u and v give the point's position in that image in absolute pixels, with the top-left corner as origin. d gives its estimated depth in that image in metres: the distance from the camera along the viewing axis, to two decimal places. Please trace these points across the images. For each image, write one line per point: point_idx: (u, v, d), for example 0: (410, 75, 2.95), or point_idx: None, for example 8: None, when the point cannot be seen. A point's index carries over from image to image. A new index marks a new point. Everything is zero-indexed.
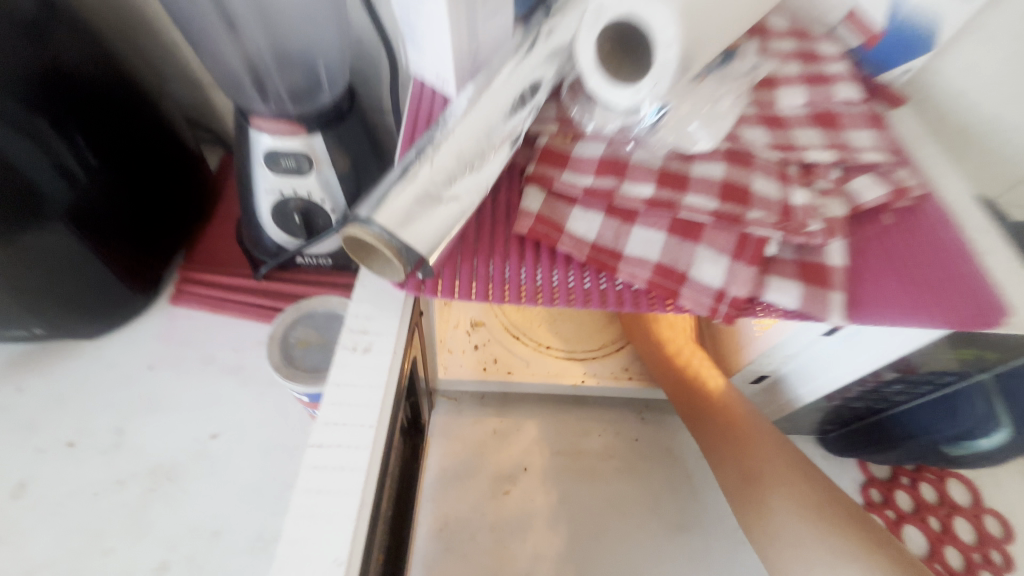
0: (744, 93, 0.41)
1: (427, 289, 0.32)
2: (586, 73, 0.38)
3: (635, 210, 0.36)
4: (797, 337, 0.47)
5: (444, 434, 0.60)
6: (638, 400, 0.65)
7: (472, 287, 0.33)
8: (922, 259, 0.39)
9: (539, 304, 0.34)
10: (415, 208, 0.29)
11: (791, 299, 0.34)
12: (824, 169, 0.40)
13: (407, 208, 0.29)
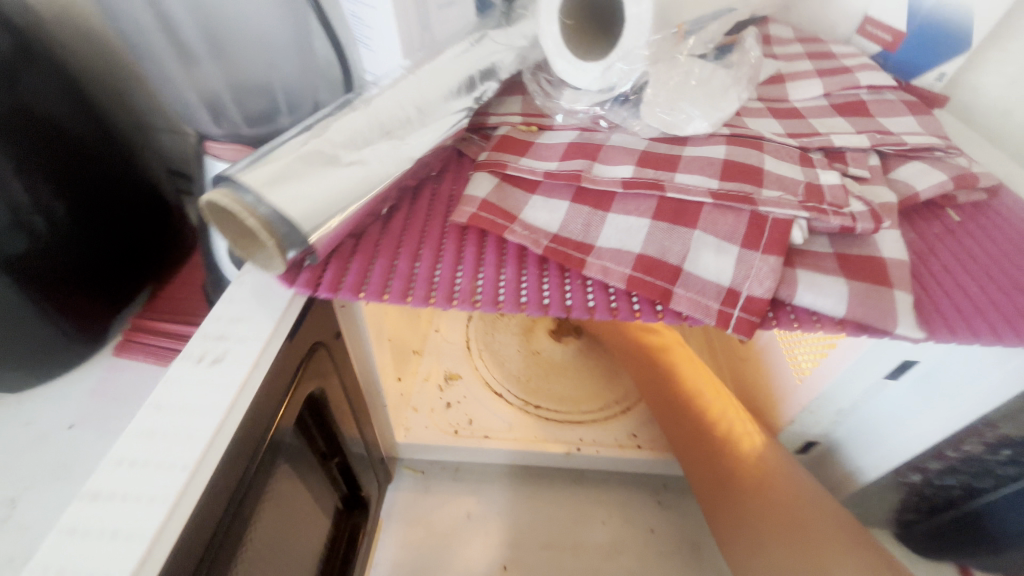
0: (746, 77, 0.35)
1: (319, 286, 0.24)
2: (552, 53, 0.31)
3: (611, 195, 0.28)
4: (843, 380, 0.36)
5: (403, 518, 0.47)
6: (653, 479, 0.51)
7: (384, 287, 0.25)
8: (1010, 260, 0.28)
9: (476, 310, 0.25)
10: (295, 166, 0.23)
11: (837, 301, 0.23)
12: (860, 155, 0.32)
13: (283, 166, 0.22)
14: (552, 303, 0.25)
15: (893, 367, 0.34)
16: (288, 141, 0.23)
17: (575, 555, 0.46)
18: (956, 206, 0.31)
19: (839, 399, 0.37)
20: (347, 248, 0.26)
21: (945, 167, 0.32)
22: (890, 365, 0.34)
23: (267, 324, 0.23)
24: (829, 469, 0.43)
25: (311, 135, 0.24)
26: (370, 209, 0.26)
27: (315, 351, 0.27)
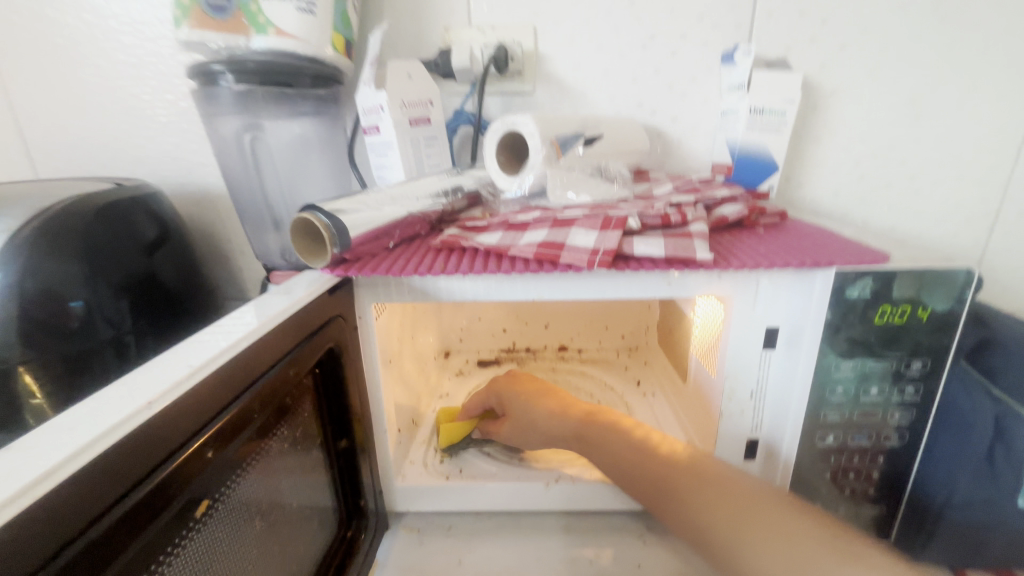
0: (617, 178, 0.56)
1: (352, 271, 0.41)
2: (495, 173, 0.54)
3: (527, 223, 0.45)
4: (739, 356, 0.46)
5: (396, 566, 0.49)
6: (636, 523, 0.54)
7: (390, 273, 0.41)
8: (791, 243, 0.44)
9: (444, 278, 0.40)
10: (344, 206, 0.42)
11: (658, 247, 0.39)
12: (693, 203, 0.50)
13: (339, 205, 0.41)
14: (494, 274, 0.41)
15: (764, 337, 0.45)
16: (344, 199, 0.44)
17: None
18: (760, 222, 0.48)
19: (745, 379, 0.47)
20: (366, 258, 0.43)
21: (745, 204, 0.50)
22: (761, 336, 0.45)
23: (318, 283, 0.39)
24: (777, 462, 0.48)
25: (354, 198, 0.44)
26: (381, 238, 0.43)
27: (336, 320, 0.40)
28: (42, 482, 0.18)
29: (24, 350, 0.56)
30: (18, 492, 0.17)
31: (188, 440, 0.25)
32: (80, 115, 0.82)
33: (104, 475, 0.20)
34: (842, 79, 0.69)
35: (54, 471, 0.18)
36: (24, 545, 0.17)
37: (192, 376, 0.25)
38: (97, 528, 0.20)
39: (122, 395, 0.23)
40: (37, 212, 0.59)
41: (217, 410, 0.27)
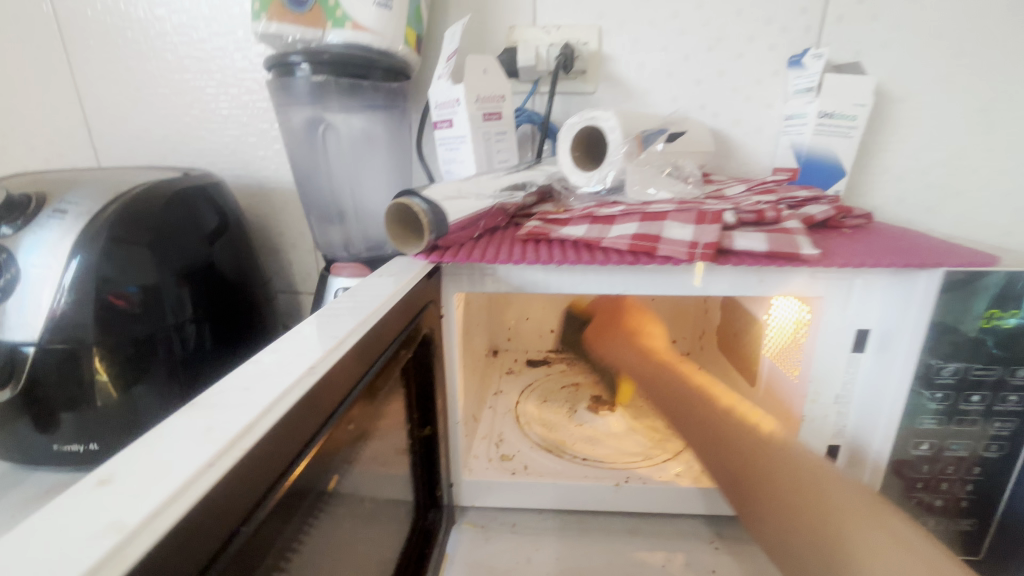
0: (691, 176, 0.56)
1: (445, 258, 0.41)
2: (568, 170, 0.54)
3: (613, 216, 0.45)
4: (827, 360, 0.45)
5: (465, 561, 0.49)
6: (706, 529, 0.53)
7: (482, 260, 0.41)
8: (886, 243, 0.43)
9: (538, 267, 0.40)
10: (436, 194, 0.42)
11: (759, 242, 0.38)
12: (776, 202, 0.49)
13: (432, 193, 0.42)
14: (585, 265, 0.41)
15: (855, 339, 0.44)
16: (433, 188, 0.44)
17: None
18: (847, 223, 0.47)
19: (831, 383, 0.46)
20: (455, 247, 0.43)
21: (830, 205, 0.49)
22: (852, 338, 0.44)
23: (415, 269, 0.39)
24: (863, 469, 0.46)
25: (442, 187, 0.44)
26: (470, 227, 0.43)
27: (429, 306, 0.39)
28: (257, 422, 0.17)
29: (98, 332, 0.57)
30: (240, 432, 0.17)
31: (343, 405, 0.24)
32: (144, 107, 0.84)
33: (296, 427, 0.19)
34: (914, 85, 0.67)
35: (249, 429, 0.17)
36: (245, 485, 0.16)
37: (343, 342, 0.25)
38: (286, 479, 0.19)
39: (271, 369, 0.21)
40: (116, 197, 0.60)
41: (359, 379, 0.26)
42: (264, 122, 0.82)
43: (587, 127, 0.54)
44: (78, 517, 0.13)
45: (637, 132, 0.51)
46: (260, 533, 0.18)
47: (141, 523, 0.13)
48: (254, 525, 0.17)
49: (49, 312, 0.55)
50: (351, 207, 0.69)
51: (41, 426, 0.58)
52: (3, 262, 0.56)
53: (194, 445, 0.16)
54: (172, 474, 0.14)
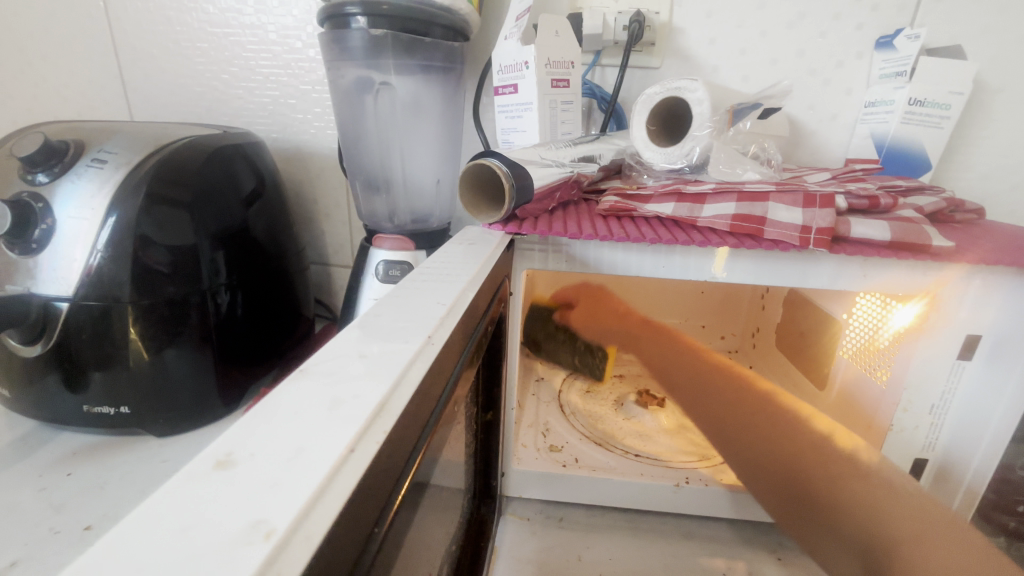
0: (775, 158, 0.51)
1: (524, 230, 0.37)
2: (643, 144, 0.49)
3: (704, 194, 0.41)
4: (930, 367, 0.41)
5: (514, 554, 0.46)
6: (767, 537, 0.49)
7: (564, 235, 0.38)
8: (1007, 242, 0.39)
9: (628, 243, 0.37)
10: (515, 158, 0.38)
11: (881, 230, 0.34)
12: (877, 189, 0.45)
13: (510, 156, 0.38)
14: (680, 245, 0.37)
15: (963, 345, 0.40)
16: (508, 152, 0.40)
17: None
18: (957, 217, 0.43)
19: (928, 391, 0.41)
20: (531, 219, 0.39)
21: (938, 196, 0.44)
22: (959, 344, 0.40)
23: (494, 240, 0.35)
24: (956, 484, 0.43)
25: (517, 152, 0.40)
26: (548, 197, 0.40)
27: (505, 282, 0.36)
28: (390, 398, 0.14)
29: (133, 291, 0.54)
30: (375, 411, 0.13)
31: (451, 383, 0.20)
32: (181, 62, 0.80)
33: (420, 407, 0.16)
34: (1015, 75, 0.62)
35: (385, 406, 0.13)
36: (384, 476, 0.13)
37: (451, 311, 0.21)
38: (411, 468, 0.15)
39: (389, 333, 0.18)
40: (155, 151, 0.57)
41: (462, 356, 0.22)
42: (305, 83, 0.79)
43: (671, 98, 0.49)
44: (199, 514, 0.10)
45: (727, 105, 0.47)
46: (387, 533, 0.14)
47: (290, 527, 0.09)
48: (387, 525, 0.13)
49: (84, 267, 0.53)
50: (397, 175, 0.65)
51: (70, 384, 0.56)
52: (37, 212, 0.53)
53: (325, 422, 0.12)
54: (310, 458, 0.11)
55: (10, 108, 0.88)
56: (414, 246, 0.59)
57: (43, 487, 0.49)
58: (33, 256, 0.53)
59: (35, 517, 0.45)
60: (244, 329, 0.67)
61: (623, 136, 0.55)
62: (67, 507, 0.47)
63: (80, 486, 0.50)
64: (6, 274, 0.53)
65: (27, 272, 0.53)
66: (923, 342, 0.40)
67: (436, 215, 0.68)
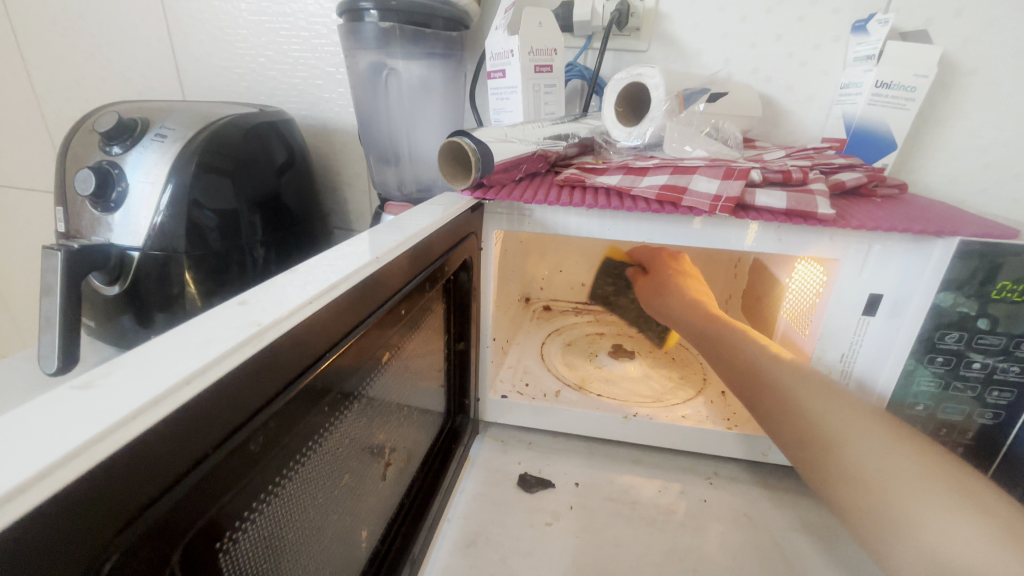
0: (732, 136, 0.57)
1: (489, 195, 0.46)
2: (611, 125, 0.57)
3: (647, 167, 0.48)
4: (838, 321, 0.48)
5: (484, 463, 0.56)
6: (705, 467, 0.58)
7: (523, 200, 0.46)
8: (908, 212, 0.45)
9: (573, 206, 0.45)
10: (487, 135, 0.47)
11: (779, 199, 0.41)
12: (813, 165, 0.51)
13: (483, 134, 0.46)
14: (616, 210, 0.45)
15: (866, 304, 0.46)
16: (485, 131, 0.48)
17: (633, 508, 0.52)
18: (880, 191, 0.49)
19: (838, 342, 0.48)
20: (499, 187, 0.48)
21: (864, 172, 0.49)
22: (862, 301, 0.46)
23: (463, 203, 0.44)
24: None
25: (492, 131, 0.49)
26: (514, 168, 0.48)
27: (470, 237, 0.45)
28: (340, 284, 0.24)
29: (187, 244, 0.66)
30: (328, 287, 0.23)
31: (399, 294, 0.30)
32: (224, 46, 0.91)
33: (362, 298, 0.25)
34: (987, 57, 0.64)
35: (333, 287, 0.23)
36: (329, 323, 0.23)
37: (400, 245, 0.30)
38: (356, 333, 0.25)
39: (352, 253, 0.28)
40: (204, 126, 0.68)
41: (411, 280, 0.32)
42: (330, 66, 0.88)
43: (634, 83, 0.56)
44: (230, 316, 0.20)
45: (679, 90, 0.53)
46: (337, 363, 0.24)
47: (267, 323, 0.19)
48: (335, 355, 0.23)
49: (151, 222, 0.64)
50: (405, 150, 0.74)
51: (140, 320, 0.69)
52: (114, 176, 0.65)
53: (299, 289, 0.22)
54: (287, 303, 0.21)
55: (81, 87, 1.01)
56: None
57: None
58: (113, 213, 0.65)
59: None
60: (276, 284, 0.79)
61: (598, 116, 0.62)
62: None
63: None
64: (92, 228, 0.66)
65: (107, 227, 0.65)
66: (832, 302, 0.47)
67: (439, 186, 0.77)
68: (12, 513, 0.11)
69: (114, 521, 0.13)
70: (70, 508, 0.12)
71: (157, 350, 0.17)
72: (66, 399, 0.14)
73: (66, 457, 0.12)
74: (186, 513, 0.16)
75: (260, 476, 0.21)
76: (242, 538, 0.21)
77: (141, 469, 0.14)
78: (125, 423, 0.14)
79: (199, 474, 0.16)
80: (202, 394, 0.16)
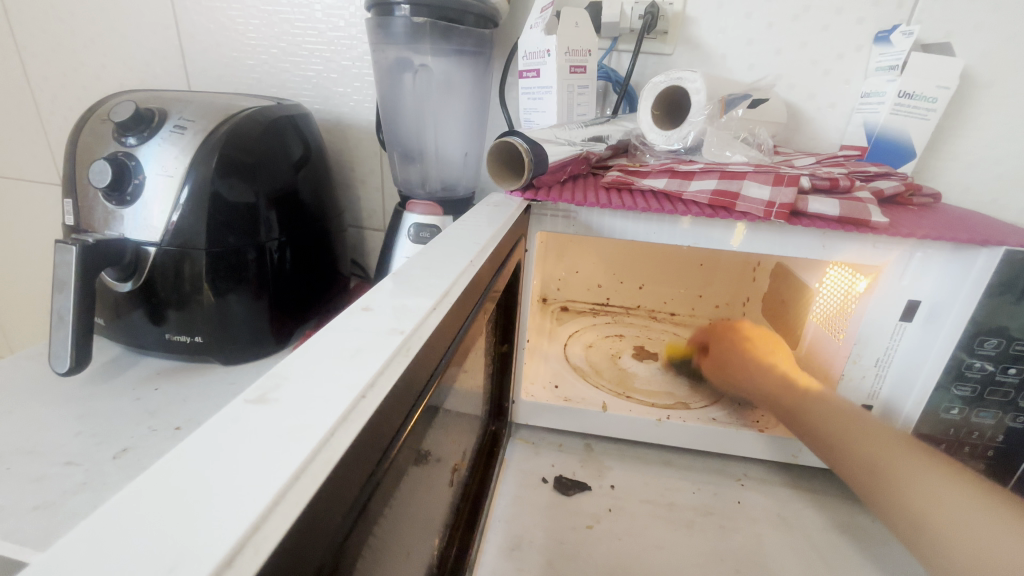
0: (766, 142, 0.58)
1: (538, 197, 0.46)
2: (647, 129, 0.57)
3: (692, 172, 0.48)
4: (875, 328, 0.48)
5: (519, 467, 0.56)
6: (735, 469, 0.58)
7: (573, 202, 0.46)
8: (949, 221, 0.46)
9: (625, 208, 0.45)
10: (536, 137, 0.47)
11: (832, 207, 0.42)
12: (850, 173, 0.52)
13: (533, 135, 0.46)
14: (667, 214, 0.45)
15: (904, 309, 0.47)
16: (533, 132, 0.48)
17: (671, 510, 0.52)
18: (916, 200, 0.50)
19: (873, 347, 0.49)
20: (546, 187, 0.48)
21: (900, 181, 0.50)
22: (901, 308, 0.47)
23: (514, 206, 0.44)
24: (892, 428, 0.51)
25: (539, 132, 0.48)
26: (562, 169, 0.48)
27: (520, 240, 0.44)
28: (448, 293, 0.24)
29: (207, 241, 0.64)
30: (440, 295, 0.23)
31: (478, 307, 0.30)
32: (234, 36, 0.88)
33: (460, 308, 0.25)
34: (1003, 71, 0.66)
35: (445, 297, 0.23)
36: (443, 334, 0.22)
37: (478, 255, 0.30)
38: (453, 350, 0.25)
39: (442, 263, 0.27)
40: (225, 119, 0.66)
41: (485, 290, 0.32)
42: (346, 60, 0.86)
43: (673, 86, 0.56)
44: (362, 324, 0.20)
45: (721, 96, 0.54)
46: (443, 373, 0.24)
47: (409, 331, 0.19)
48: (443, 368, 0.23)
49: (168, 218, 0.62)
50: (430, 147, 0.73)
51: (153, 317, 0.67)
52: (130, 168, 0.62)
53: (416, 294, 0.23)
54: (413, 310, 0.21)
55: (77, 74, 0.97)
56: (441, 211, 0.68)
57: (139, 397, 0.62)
58: (127, 206, 0.63)
59: (136, 419, 0.57)
60: (294, 282, 0.77)
61: (631, 119, 0.62)
62: (159, 412, 0.59)
63: (168, 397, 0.62)
64: (104, 222, 0.63)
65: (120, 221, 0.63)
66: (871, 308, 0.48)
67: (463, 184, 0.77)
68: (266, 545, 0.12)
69: (327, 535, 0.14)
70: (302, 531, 0.13)
71: (315, 361, 0.17)
72: (251, 413, 0.15)
73: (292, 480, 0.13)
74: (352, 533, 0.16)
75: (387, 493, 0.20)
76: (366, 554, 0.21)
77: (342, 487, 0.14)
78: (327, 440, 0.14)
79: (368, 491, 0.16)
80: (378, 408, 0.16)
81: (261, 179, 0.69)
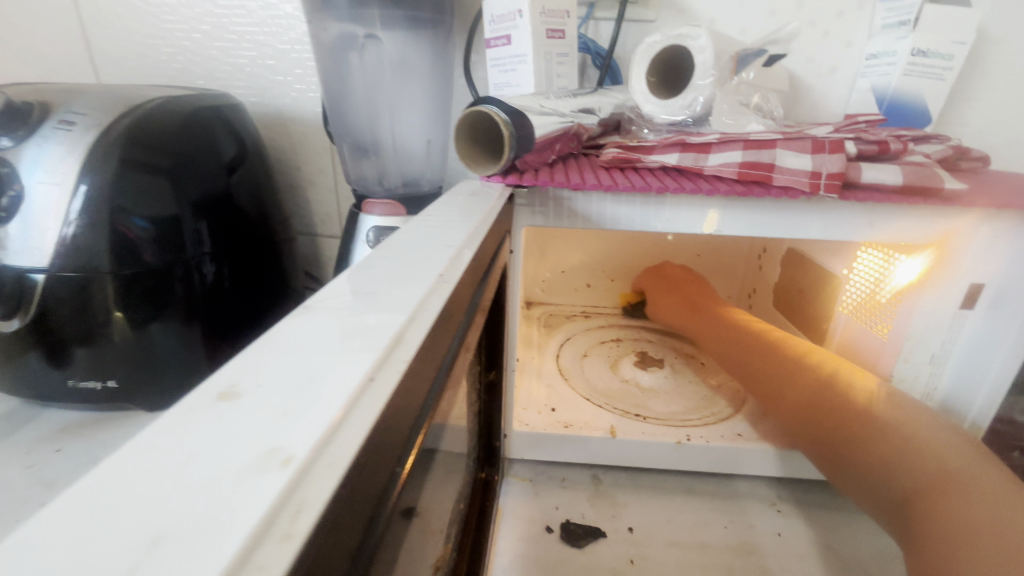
0: (780, 109, 0.50)
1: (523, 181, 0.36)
2: (643, 99, 0.48)
3: (709, 143, 0.39)
4: (936, 321, 0.40)
5: (517, 515, 0.46)
6: (768, 491, 0.50)
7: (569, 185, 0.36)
8: (1012, 186, 0.38)
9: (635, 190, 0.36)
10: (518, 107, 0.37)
11: (890, 175, 0.34)
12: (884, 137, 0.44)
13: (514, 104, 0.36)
14: (685, 195, 0.36)
15: (965, 294, 0.39)
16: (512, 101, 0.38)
17: (703, 553, 0.43)
18: (964, 164, 0.42)
19: (929, 342, 0.41)
20: (532, 170, 0.38)
21: (945, 143, 0.43)
22: (963, 294, 0.39)
23: (494, 193, 0.34)
24: (953, 432, 0.44)
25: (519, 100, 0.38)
26: (549, 147, 0.38)
27: (505, 239, 0.35)
28: (398, 347, 0.14)
29: (112, 262, 0.51)
30: (383, 350, 0.13)
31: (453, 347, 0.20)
32: (149, 20, 0.76)
33: (425, 358, 0.15)
34: (1020, 23, 0.60)
35: (390, 355, 0.13)
36: (388, 429, 0.12)
37: (452, 265, 0.20)
38: (412, 441, 0.15)
39: (388, 285, 0.17)
40: (129, 110, 0.53)
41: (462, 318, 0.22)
42: (283, 43, 0.75)
43: (671, 47, 0.47)
44: (204, 444, 0.10)
45: (730, 53, 0.45)
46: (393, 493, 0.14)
47: (308, 455, 0.10)
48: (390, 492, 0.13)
49: (61, 234, 0.50)
50: (386, 137, 0.62)
51: (52, 359, 0.54)
52: (5, 176, 0.49)
53: (333, 358, 0.13)
54: (310, 410, 0.11)
55: None
56: (405, 210, 0.57)
57: (32, 464, 0.49)
58: (7, 224, 0.50)
59: (25, 494, 0.45)
60: (235, 305, 0.66)
61: (622, 90, 0.53)
62: (58, 483, 0.47)
63: (73, 459, 0.50)
64: None
65: None
66: (926, 296, 0.40)
67: (429, 178, 0.65)
68: None
69: None
70: None
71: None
72: None
73: None
74: None
75: None
76: None
77: None
78: None
79: None
80: None
81: (185, 181, 0.57)
